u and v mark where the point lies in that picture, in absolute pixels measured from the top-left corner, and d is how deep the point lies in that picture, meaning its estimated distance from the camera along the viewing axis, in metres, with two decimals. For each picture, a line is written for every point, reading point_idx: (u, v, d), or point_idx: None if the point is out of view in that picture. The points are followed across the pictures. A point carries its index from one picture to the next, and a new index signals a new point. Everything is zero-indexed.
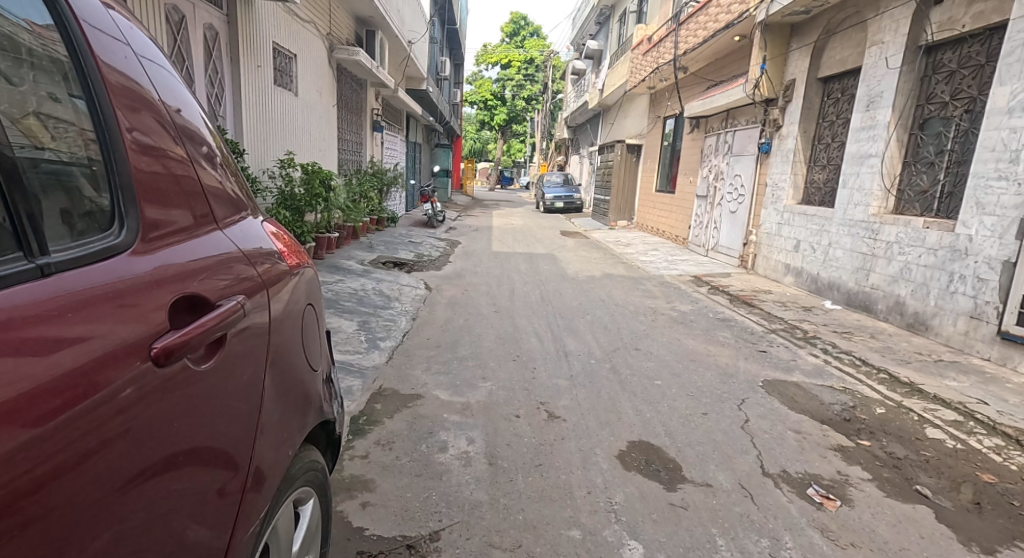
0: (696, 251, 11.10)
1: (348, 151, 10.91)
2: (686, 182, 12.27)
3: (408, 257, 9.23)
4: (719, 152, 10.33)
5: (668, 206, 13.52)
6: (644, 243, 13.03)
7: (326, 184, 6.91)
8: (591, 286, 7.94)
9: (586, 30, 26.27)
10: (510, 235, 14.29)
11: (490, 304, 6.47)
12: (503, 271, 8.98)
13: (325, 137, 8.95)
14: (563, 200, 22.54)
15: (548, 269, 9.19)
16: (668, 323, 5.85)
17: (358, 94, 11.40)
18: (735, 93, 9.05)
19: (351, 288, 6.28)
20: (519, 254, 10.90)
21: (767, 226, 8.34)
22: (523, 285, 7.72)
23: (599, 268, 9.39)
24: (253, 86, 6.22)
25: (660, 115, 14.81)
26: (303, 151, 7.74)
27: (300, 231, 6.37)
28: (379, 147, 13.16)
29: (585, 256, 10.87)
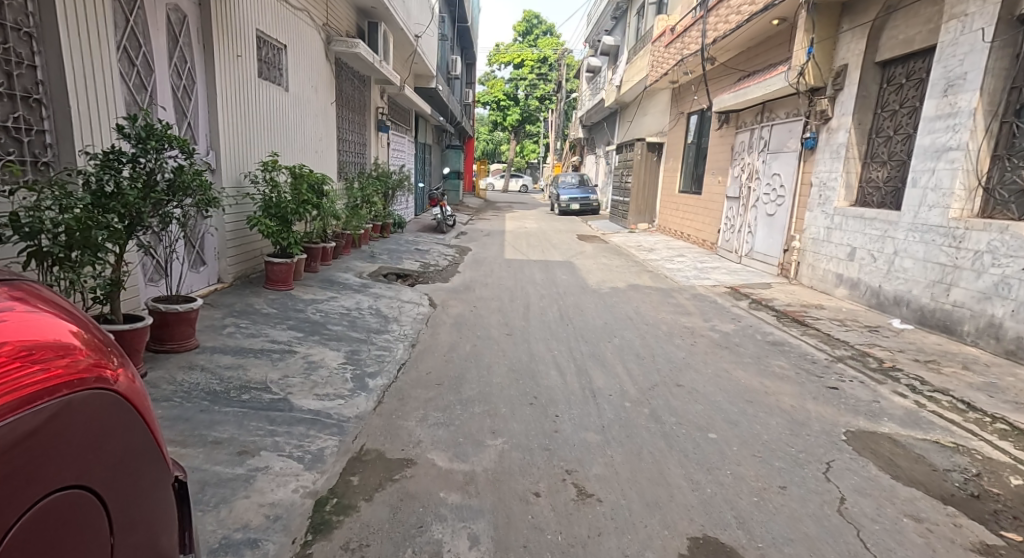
0: (727, 257, 10.21)
1: (350, 152, 10.18)
2: (715, 182, 11.37)
3: (413, 267, 8.45)
4: (753, 149, 9.44)
5: (694, 208, 12.63)
6: (669, 248, 12.15)
7: (317, 188, 6.15)
8: (615, 300, 7.11)
9: (601, 26, 25.42)
10: (524, 240, 13.47)
11: (502, 324, 5.67)
12: (517, 282, 8.18)
13: (322, 138, 8.21)
14: (579, 202, 21.64)
15: (566, 280, 8.36)
16: (710, 348, 5.00)
17: (361, 92, 10.67)
18: (773, 83, 8.16)
19: (344, 308, 5.51)
20: (534, 262, 10.08)
21: (813, 231, 7.43)
22: (540, 300, 6.91)
23: (623, 278, 8.53)
24: (233, 78, 5.48)
25: (684, 111, 13.93)
26: (295, 152, 7.00)
27: (287, 242, 5.61)
28: (385, 148, 12.44)
29: (605, 263, 10.02)
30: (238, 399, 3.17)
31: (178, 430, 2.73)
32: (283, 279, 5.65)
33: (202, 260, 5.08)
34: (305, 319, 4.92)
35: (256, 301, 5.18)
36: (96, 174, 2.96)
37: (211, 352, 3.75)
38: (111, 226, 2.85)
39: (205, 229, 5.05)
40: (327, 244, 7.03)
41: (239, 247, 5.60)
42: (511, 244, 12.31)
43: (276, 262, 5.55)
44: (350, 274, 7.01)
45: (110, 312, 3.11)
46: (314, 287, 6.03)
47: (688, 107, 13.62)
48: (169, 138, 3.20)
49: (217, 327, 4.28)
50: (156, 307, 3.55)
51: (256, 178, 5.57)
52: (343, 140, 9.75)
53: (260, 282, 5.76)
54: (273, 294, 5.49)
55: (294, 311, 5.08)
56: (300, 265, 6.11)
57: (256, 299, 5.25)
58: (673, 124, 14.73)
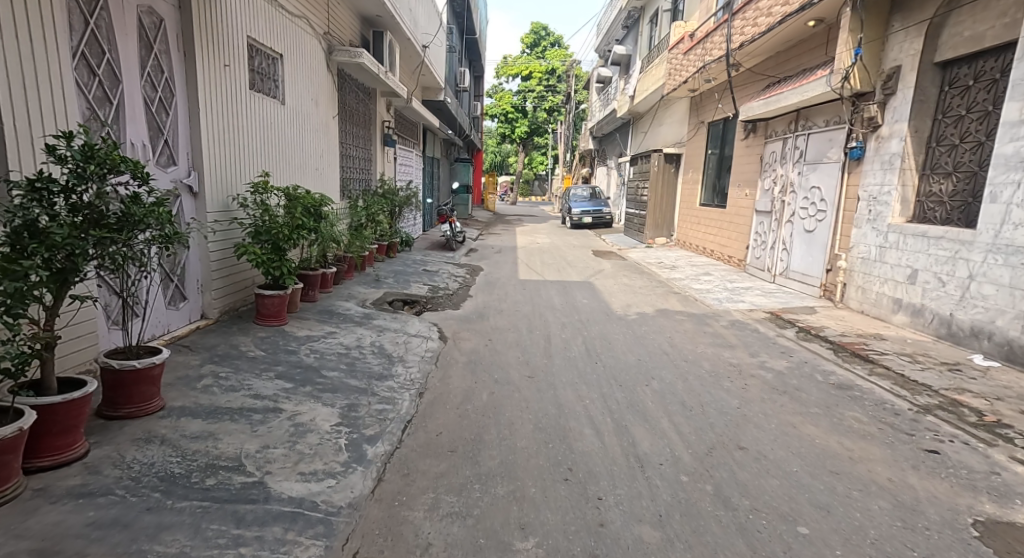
0: (759, 275, 9.53)
1: (354, 168, 9.61)
2: (742, 195, 10.69)
3: (421, 292, 7.81)
4: (786, 160, 8.78)
5: (718, 223, 11.95)
6: (692, 266, 11.46)
7: (314, 208, 5.57)
8: (645, 329, 6.44)
9: (612, 35, 24.93)
10: (538, 257, 12.82)
11: (522, 363, 5.01)
12: (535, 306, 7.54)
13: (322, 155, 7.61)
14: (592, 215, 20.98)
15: (588, 304, 7.70)
16: (765, 392, 4.31)
17: (365, 105, 10.11)
18: (811, 89, 7.50)
19: (343, 347, 4.88)
20: (550, 282, 9.43)
21: (862, 250, 6.73)
22: (562, 329, 6.25)
23: (648, 302, 7.87)
24: (220, 90, 4.86)
25: (705, 120, 13.27)
26: (290, 171, 6.41)
27: (280, 271, 5.00)
28: (391, 163, 11.88)
29: (627, 284, 9.34)
30: (201, 486, 2.53)
31: (112, 545, 2.09)
32: (276, 311, 5.05)
33: (183, 295, 4.50)
34: (296, 363, 4.28)
35: (242, 341, 4.55)
36: (21, 206, 2.33)
37: (177, 414, 3.11)
38: (36, 271, 2.22)
39: (185, 258, 4.48)
40: (326, 270, 6.44)
41: (229, 278, 5.02)
42: (525, 262, 11.68)
43: (268, 293, 4.95)
44: (351, 303, 6.38)
45: (39, 380, 2.49)
46: (311, 322, 5.40)
47: (709, 117, 12.97)
48: (116, 161, 2.58)
49: (190, 378, 3.65)
50: (108, 363, 2.91)
51: (241, 201, 4.96)
52: (347, 156, 9.18)
53: (250, 316, 5.14)
54: (264, 332, 4.86)
55: (286, 353, 4.45)
56: (296, 294, 5.51)
57: (243, 338, 4.62)
58: (693, 134, 14.08)
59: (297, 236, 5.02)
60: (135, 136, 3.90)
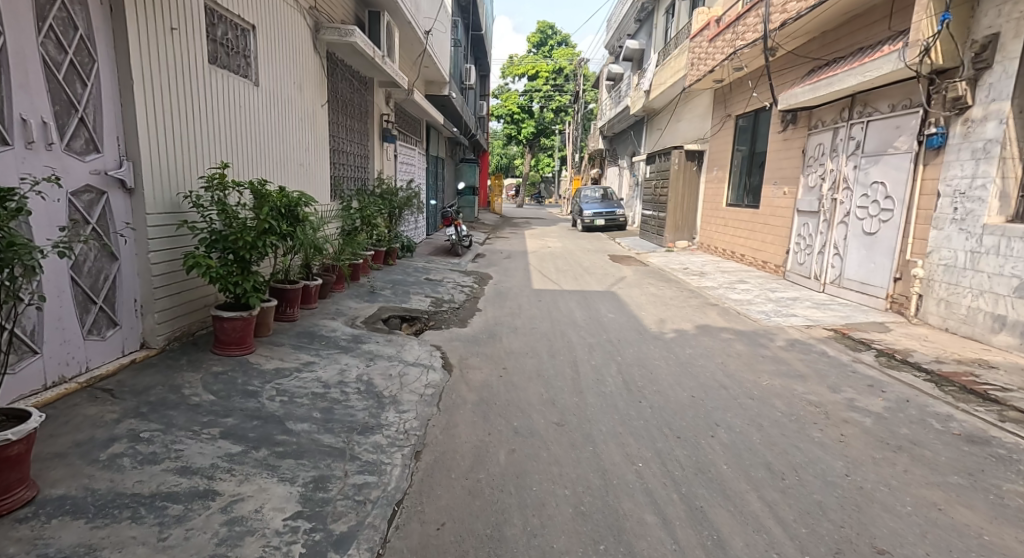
0: (803, 283, 8.48)
1: (348, 165, 8.62)
2: (781, 194, 9.64)
3: (422, 305, 6.78)
4: (837, 152, 7.72)
5: (751, 225, 10.91)
6: (723, 273, 10.39)
7: (289, 207, 4.56)
8: (687, 352, 5.39)
9: (625, 29, 23.88)
10: (550, 263, 11.78)
11: (546, 402, 3.98)
12: (554, 323, 6.48)
13: (307, 150, 6.61)
14: (604, 217, 19.94)
15: (615, 320, 6.65)
16: (874, 449, 3.26)
17: (360, 96, 9.11)
18: (873, 68, 6.46)
19: (320, 384, 3.85)
20: (567, 293, 8.40)
21: (945, 255, 5.66)
22: (590, 354, 5.20)
23: (684, 317, 6.83)
24: (165, 58, 3.85)
25: (733, 113, 12.22)
26: (264, 166, 5.42)
27: (242, 287, 3.98)
28: (392, 162, 10.88)
29: (655, 294, 8.28)
30: None
31: None
32: (240, 336, 4.05)
33: (112, 321, 3.51)
34: (253, 410, 3.26)
35: (187, 378, 3.53)
36: None
37: (47, 516, 2.14)
38: None
39: (113, 270, 3.51)
40: (308, 282, 5.50)
41: (183, 295, 4.03)
42: (537, 269, 10.65)
43: (227, 314, 3.96)
44: (338, 323, 5.36)
45: None
46: (284, 350, 4.37)
47: (738, 109, 11.92)
48: None
49: (95, 442, 2.65)
50: None
51: (193, 198, 3.94)
52: (339, 151, 8.20)
53: (206, 343, 4.12)
54: (220, 364, 3.84)
55: (243, 395, 3.43)
56: (268, 311, 4.54)
57: (190, 374, 3.61)
58: (720, 129, 13.02)
59: (266, 243, 4.03)
60: (25, 110, 2.91)
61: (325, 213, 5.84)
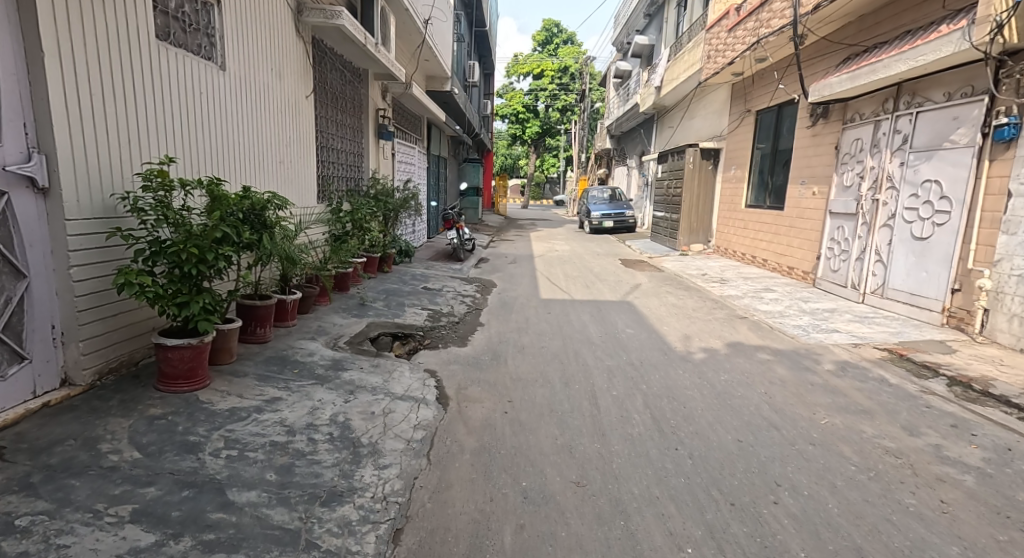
0: (837, 292, 7.76)
1: (339, 164, 7.93)
2: (810, 194, 8.98)
3: (418, 320, 6.06)
4: (881, 147, 6.96)
5: (775, 228, 10.20)
6: (745, 280, 9.65)
7: (253, 211, 3.86)
8: (722, 377, 4.65)
9: (634, 24, 23.11)
10: (558, 269, 11.06)
11: (561, 452, 3.25)
12: (566, 340, 5.75)
13: (288, 146, 5.89)
14: (613, 218, 19.21)
15: (634, 337, 5.90)
16: (988, 527, 2.53)
17: (352, 89, 8.41)
18: (928, 53, 5.73)
19: (284, 429, 3.13)
20: (579, 303, 7.68)
21: (1018, 264, 5.00)
22: (611, 383, 4.46)
23: (711, 333, 6.10)
24: (96, 28, 3.13)
25: (753, 108, 11.47)
26: (234, 163, 4.71)
27: (190, 309, 3.24)
28: (389, 161, 10.18)
29: (675, 305, 7.54)
30: None
31: None
32: (189, 368, 3.34)
33: (16, 355, 2.79)
34: (186, 472, 2.54)
35: (112, 426, 2.82)
36: None
37: None
38: None
39: (18, 291, 2.80)
40: (284, 297, 4.82)
41: (119, 318, 3.31)
42: (545, 276, 9.94)
43: (173, 342, 3.25)
44: (318, 345, 4.64)
45: None
46: (247, 381, 3.65)
47: (759, 104, 11.18)
48: None
49: None
50: None
51: (129, 197, 3.21)
52: (329, 149, 7.50)
53: (149, 376, 3.41)
54: (161, 404, 3.13)
55: (179, 448, 2.71)
56: (229, 335, 3.84)
57: (117, 420, 2.90)
58: (738, 125, 12.28)
59: (221, 253, 3.31)
60: None
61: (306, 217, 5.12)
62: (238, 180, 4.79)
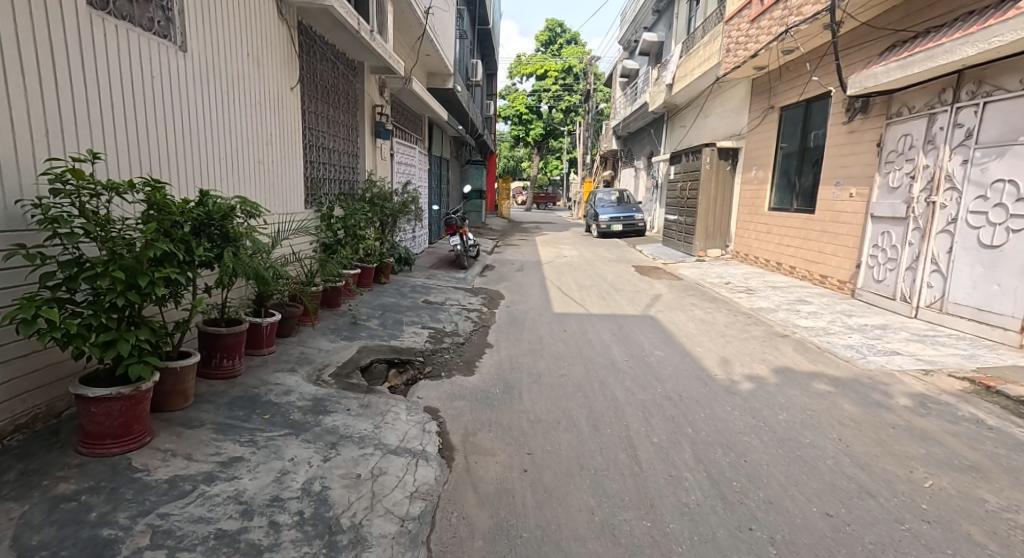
0: (883, 305, 7.02)
1: (332, 165, 7.20)
2: (847, 196, 8.27)
3: (418, 342, 5.32)
4: (938, 144, 6.22)
5: (806, 233, 9.47)
6: (774, 289, 8.90)
7: (210, 221, 3.10)
8: (779, 414, 3.90)
9: (642, 21, 22.40)
10: (569, 277, 10.32)
11: (599, 537, 2.52)
12: (587, 365, 5.01)
13: (268, 144, 5.17)
14: (622, 222, 18.43)
15: (666, 361, 5.16)
16: None
17: (347, 83, 7.71)
18: (1002, 35, 5.05)
19: (238, 509, 2.40)
20: (596, 318, 6.94)
21: None
22: (649, 425, 3.72)
23: (752, 356, 5.35)
24: None
25: (777, 104, 10.76)
26: (190, 163, 3.97)
27: (120, 349, 2.47)
28: (387, 161, 9.46)
29: (704, 321, 6.79)
30: None
31: None
32: (121, 423, 2.60)
33: None
34: None
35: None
36: None
37: None
38: None
39: None
40: (259, 320, 4.09)
41: (28, 360, 2.63)
42: (556, 285, 9.20)
43: (97, 393, 2.50)
44: (298, 379, 3.90)
45: None
46: (201, 432, 2.92)
47: (784, 100, 10.45)
48: None
49: None
50: None
51: (38, 203, 2.44)
52: (320, 148, 6.78)
53: (71, 433, 2.70)
54: (76, 477, 2.42)
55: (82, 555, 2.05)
56: (183, 375, 3.10)
57: (10, 508, 2.21)
58: (760, 122, 11.55)
59: (160, 276, 2.55)
60: None
61: (287, 227, 4.38)
62: (198, 183, 4.07)
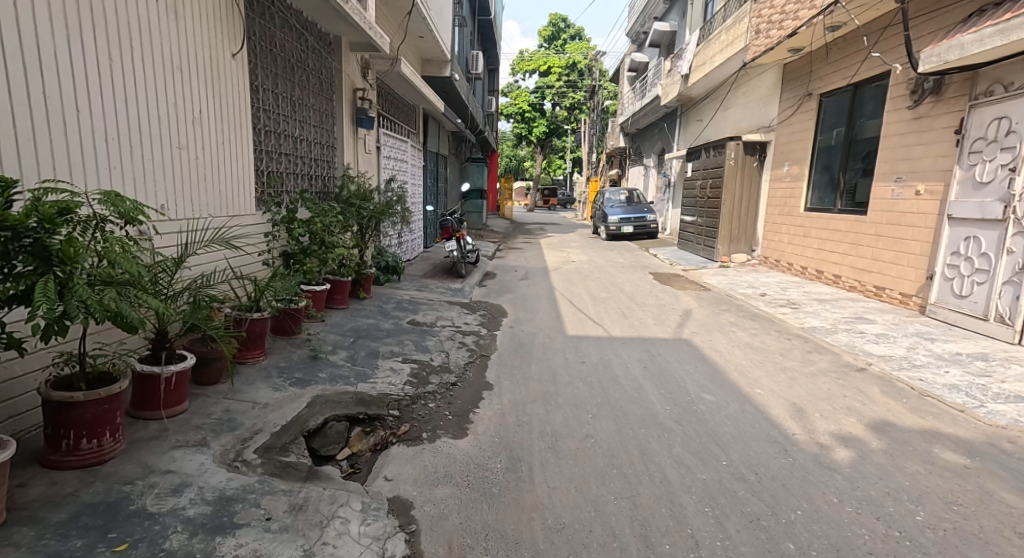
0: (972, 326, 5.82)
1: (299, 155, 5.96)
2: (911, 194, 7.04)
3: (394, 385, 4.07)
4: None
5: (855, 237, 8.21)
6: (822, 303, 7.64)
7: (12, 229, 1.98)
8: (914, 511, 2.66)
9: (652, 11, 21.15)
10: (580, 287, 9.07)
11: None
12: (619, 421, 3.75)
13: (197, 125, 3.95)
14: (632, 223, 17.15)
15: (722, 412, 3.92)
16: None
17: (319, 60, 6.47)
18: None
19: None
20: (619, 345, 5.69)
21: None
22: (727, 535, 2.49)
23: (831, 401, 4.10)
24: None
25: (816, 91, 9.53)
26: (40, 139, 2.78)
27: None
28: (371, 155, 8.21)
29: (752, 348, 5.53)
30: None
31: None
32: None
33: None
34: None
35: None
36: None
37: None
38: None
39: None
40: (158, 371, 2.87)
41: None
42: (568, 299, 7.94)
43: None
44: (205, 459, 2.64)
45: None
46: None
47: (824, 86, 9.23)
48: None
49: None
50: None
51: None
52: (283, 136, 5.57)
53: None
54: None
55: None
56: None
57: None
58: (794, 111, 10.31)
59: None
60: None
61: (211, 238, 3.15)
62: (56, 173, 2.86)
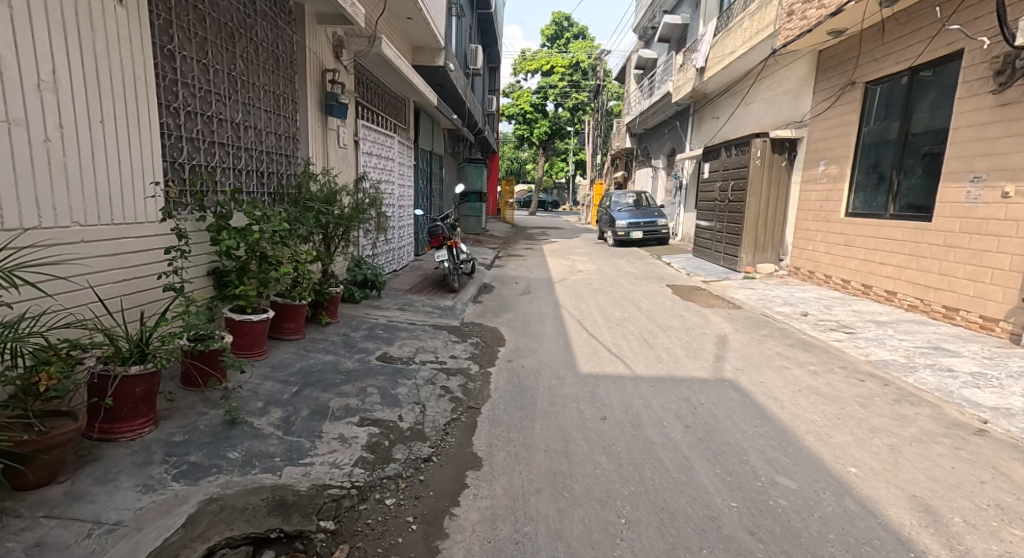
0: None
1: (244, 145, 4.74)
2: (996, 197, 5.88)
3: (338, 470, 2.83)
4: None
5: (915, 247, 6.99)
6: (883, 327, 6.38)
7: None
8: None
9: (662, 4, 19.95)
10: (591, 305, 7.82)
11: None
12: (669, 534, 2.51)
13: (45, 90, 2.72)
14: (642, 228, 15.92)
15: (815, 514, 2.67)
16: None
17: (273, 28, 5.24)
18: None
19: None
20: (647, 388, 4.43)
21: None
22: None
23: (967, 491, 2.85)
24: None
25: (859, 79, 8.34)
26: None
27: None
28: (345, 150, 6.99)
29: (822, 394, 4.27)
30: None
31: None
32: None
33: None
34: None
35: None
36: None
37: None
38: None
39: None
40: None
41: None
42: (578, 320, 6.70)
43: None
44: None
45: None
46: None
47: (871, 73, 8.06)
48: None
49: None
50: None
51: None
52: (219, 121, 4.34)
53: None
54: None
55: None
56: None
57: None
58: (831, 103, 9.09)
59: None
60: None
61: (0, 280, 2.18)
62: None
